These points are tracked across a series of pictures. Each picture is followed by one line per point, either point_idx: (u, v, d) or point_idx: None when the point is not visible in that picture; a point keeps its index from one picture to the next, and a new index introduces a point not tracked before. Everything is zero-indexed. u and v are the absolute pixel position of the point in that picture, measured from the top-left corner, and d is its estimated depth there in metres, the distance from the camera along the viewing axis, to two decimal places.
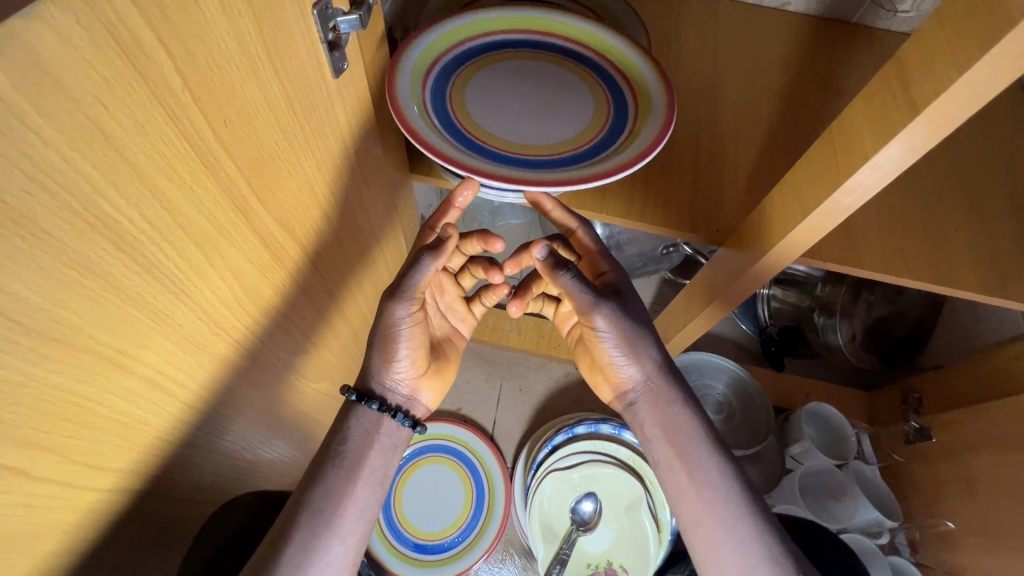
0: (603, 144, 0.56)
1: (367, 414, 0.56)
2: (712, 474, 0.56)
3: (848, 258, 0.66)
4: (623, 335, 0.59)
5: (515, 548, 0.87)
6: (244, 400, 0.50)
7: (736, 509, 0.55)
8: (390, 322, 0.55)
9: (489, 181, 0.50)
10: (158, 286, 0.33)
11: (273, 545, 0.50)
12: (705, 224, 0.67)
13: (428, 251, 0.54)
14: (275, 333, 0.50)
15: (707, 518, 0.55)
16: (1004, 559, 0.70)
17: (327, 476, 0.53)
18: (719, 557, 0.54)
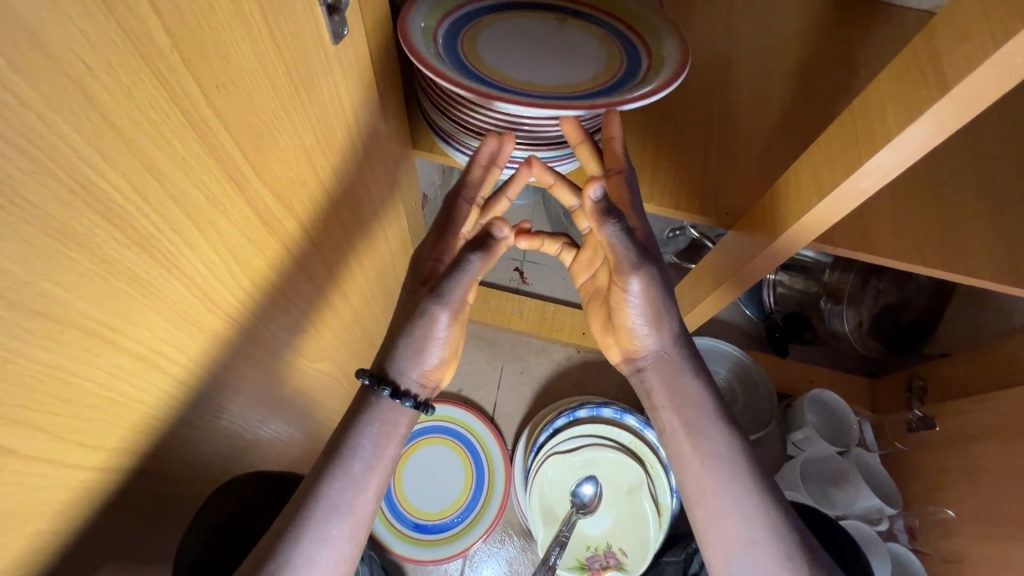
0: (625, 79, 0.57)
1: (386, 402, 0.55)
2: (726, 449, 0.56)
3: (859, 244, 0.64)
4: (652, 301, 0.57)
5: (515, 529, 0.87)
6: (242, 380, 0.49)
7: (744, 482, 0.54)
8: (432, 325, 0.55)
9: (547, 111, 0.50)
10: (149, 261, 0.32)
11: (279, 531, 0.49)
12: (715, 206, 0.65)
13: (475, 252, 0.51)
14: (274, 313, 0.49)
15: (712, 489, 0.54)
16: (999, 547, 0.70)
17: (337, 470, 0.52)
18: (721, 526, 0.53)
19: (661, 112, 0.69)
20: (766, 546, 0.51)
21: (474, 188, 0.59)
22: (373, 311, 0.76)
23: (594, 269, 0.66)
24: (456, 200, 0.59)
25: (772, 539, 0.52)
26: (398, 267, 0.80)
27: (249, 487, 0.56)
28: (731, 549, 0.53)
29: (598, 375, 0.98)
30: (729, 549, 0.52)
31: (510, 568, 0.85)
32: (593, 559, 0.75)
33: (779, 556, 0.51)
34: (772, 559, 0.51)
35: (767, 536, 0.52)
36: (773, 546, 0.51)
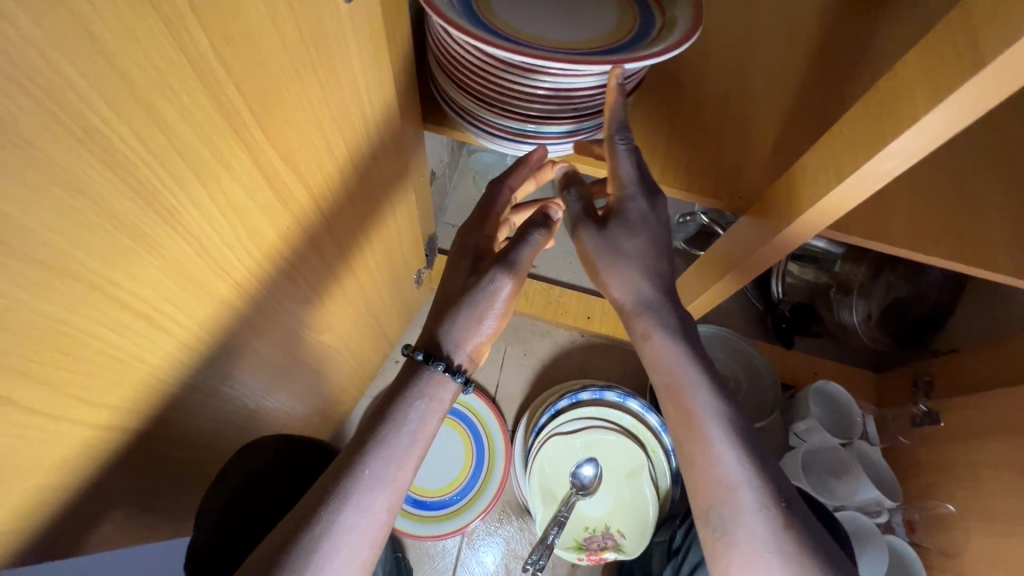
0: (637, 40, 0.56)
1: (437, 377, 0.53)
2: (715, 402, 0.54)
3: (874, 232, 0.63)
4: (608, 253, 0.58)
5: (513, 508, 0.88)
6: (247, 348, 0.49)
7: (739, 439, 0.52)
8: (491, 295, 0.55)
9: (560, 62, 0.49)
10: (154, 216, 0.31)
11: (320, 497, 0.47)
12: (728, 190, 0.65)
13: (539, 227, 0.56)
14: (280, 281, 0.48)
15: (692, 433, 0.53)
16: (997, 542, 0.70)
17: (385, 441, 0.50)
18: (699, 466, 0.52)
19: (677, 91, 0.68)
20: (754, 495, 0.50)
21: (523, 175, 0.61)
22: (380, 288, 0.76)
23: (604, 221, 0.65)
24: (504, 186, 0.61)
25: (750, 483, 0.50)
26: (406, 244, 0.79)
27: (266, 456, 0.59)
28: (713, 496, 0.51)
29: (602, 360, 0.97)
30: (705, 489, 0.51)
31: (506, 548, 0.85)
32: (592, 540, 0.75)
33: (763, 503, 0.50)
34: (749, 502, 0.50)
35: (758, 487, 0.50)
36: (764, 499, 0.50)
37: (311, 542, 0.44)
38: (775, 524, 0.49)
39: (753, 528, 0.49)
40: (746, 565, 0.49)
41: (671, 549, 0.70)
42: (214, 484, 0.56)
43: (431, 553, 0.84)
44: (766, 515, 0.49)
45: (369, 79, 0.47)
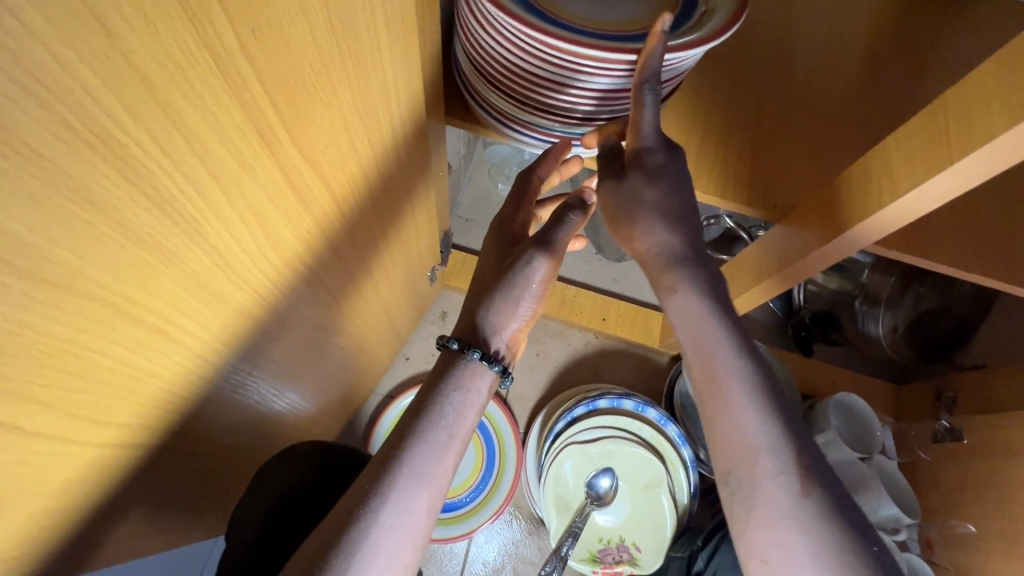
0: (681, 19, 0.53)
1: (472, 366, 0.51)
2: (741, 362, 0.49)
3: (914, 248, 0.61)
4: (631, 202, 0.53)
5: (523, 512, 0.88)
6: (260, 355, 0.47)
7: (767, 403, 0.48)
8: (527, 277, 0.52)
9: (584, 46, 0.45)
10: (171, 226, 0.28)
11: (361, 494, 0.44)
12: (764, 196, 0.61)
13: (576, 209, 0.54)
14: (296, 285, 0.46)
15: (721, 392, 0.49)
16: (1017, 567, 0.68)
17: (424, 435, 0.47)
18: (725, 428, 0.48)
19: (714, 91, 0.64)
20: (781, 458, 0.45)
21: (551, 163, 0.57)
22: (395, 287, 0.74)
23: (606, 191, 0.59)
24: (533, 176, 0.57)
25: (781, 447, 0.46)
26: (424, 243, 0.77)
27: (311, 458, 0.61)
28: (733, 459, 0.47)
29: (616, 364, 0.95)
30: (730, 451, 0.47)
31: (514, 551, 0.85)
32: (606, 553, 0.73)
33: (788, 469, 0.45)
34: (777, 467, 0.45)
35: (784, 453, 0.46)
36: (788, 465, 0.45)
37: (353, 545, 0.41)
38: (802, 493, 0.44)
39: (774, 494, 0.44)
40: (767, 535, 0.44)
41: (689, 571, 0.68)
42: (255, 484, 0.58)
43: (438, 556, 0.84)
44: (793, 481, 0.44)
45: (399, 74, 0.44)
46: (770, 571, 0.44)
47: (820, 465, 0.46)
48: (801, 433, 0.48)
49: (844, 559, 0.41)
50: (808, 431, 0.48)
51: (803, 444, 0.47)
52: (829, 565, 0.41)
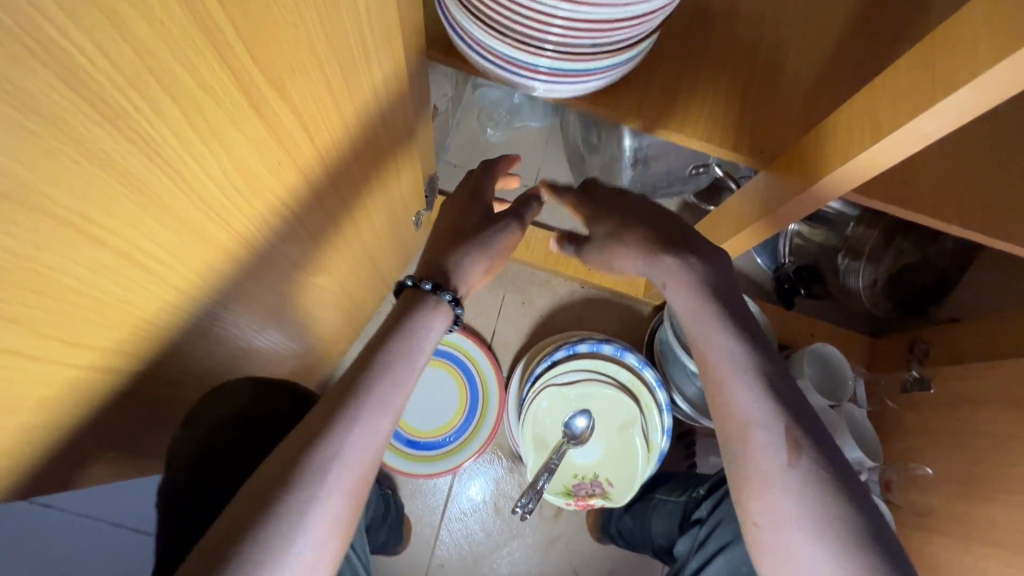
0: None
1: (433, 303, 0.51)
2: (736, 344, 0.51)
3: (897, 198, 0.61)
4: (634, 216, 0.59)
5: (504, 451, 0.92)
6: (239, 290, 0.47)
7: (765, 381, 0.49)
8: (499, 234, 0.57)
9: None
10: (130, 146, 0.28)
11: (321, 418, 0.45)
12: (749, 142, 0.61)
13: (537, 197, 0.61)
14: (272, 221, 0.45)
15: (719, 372, 0.50)
16: (969, 504, 0.73)
17: (385, 366, 0.48)
18: (725, 406, 0.50)
19: (706, 30, 0.62)
20: (773, 431, 0.47)
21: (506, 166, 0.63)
22: (378, 232, 0.74)
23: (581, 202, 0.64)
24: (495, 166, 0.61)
25: (775, 422, 0.47)
26: (408, 187, 0.76)
27: (245, 392, 0.60)
28: (730, 434, 0.49)
29: (601, 313, 0.97)
30: (727, 426, 0.49)
31: (496, 487, 0.91)
32: (580, 487, 0.77)
33: (782, 442, 0.47)
34: (771, 440, 0.47)
35: (783, 428, 0.47)
36: (784, 440, 0.47)
37: (313, 466, 0.43)
38: (791, 462, 0.46)
39: (771, 469, 0.46)
40: (760, 506, 0.46)
41: (688, 515, 0.65)
42: (184, 425, 0.56)
43: (423, 489, 0.90)
44: (783, 452, 0.46)
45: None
46: (764, 535, 0.46)
47: (822, 439, 0.48)
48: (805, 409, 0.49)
49: (830, 521, 0.44)
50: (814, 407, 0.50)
51: (804, 421, 0.48)
52: (816, 531, 0.44)
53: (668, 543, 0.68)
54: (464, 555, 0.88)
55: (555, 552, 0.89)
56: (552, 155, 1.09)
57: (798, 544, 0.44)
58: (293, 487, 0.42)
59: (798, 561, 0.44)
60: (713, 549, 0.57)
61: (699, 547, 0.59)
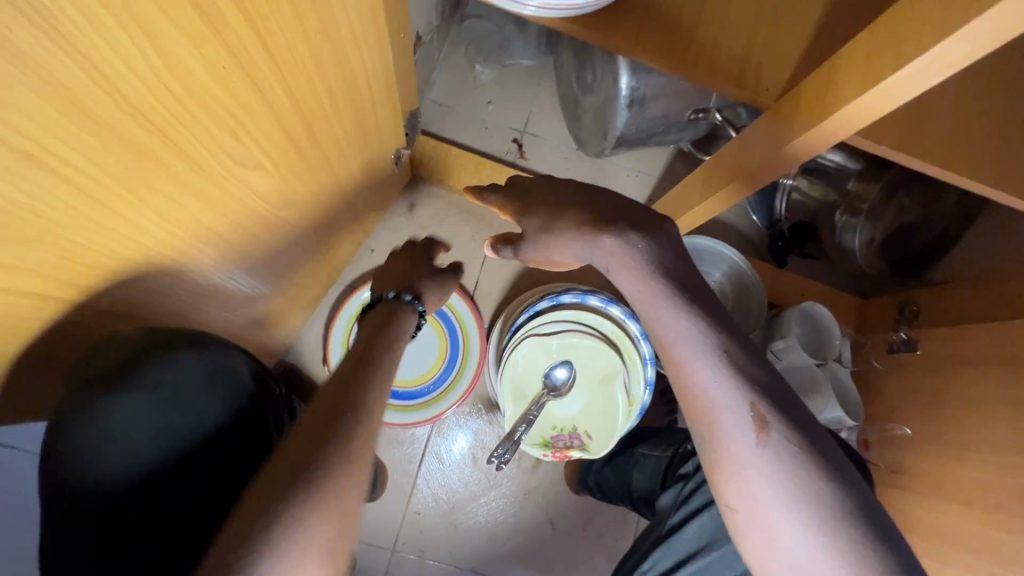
0: None
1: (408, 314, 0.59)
2: (694, 324, 0.46)
3: (908, 144, 0.57)
4: (590, 199, 0.54)
5: (484, 403, 0.90)
6: (178, 210, 0.42)
7: (727, 360, 0.45)
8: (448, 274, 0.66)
9: None
10: (19, 16, 0.23)
11: (319, 438, 0.42)
12: (753, 79, 0.56)
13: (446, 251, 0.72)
14: (219, 137, 0.41)
15: (674, 356, 0.46)
16: (946, 463, 0.73)
17: (371, 375, 0.48)
18: (686, 391, 0.46)
19: None
20: (736, 411, 0.44)
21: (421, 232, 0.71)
22: (353, 169, 0.68)
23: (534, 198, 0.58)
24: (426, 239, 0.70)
25: (734, 402, 0.44)
26: (387, 123, 0.70)
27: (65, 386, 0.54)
28: (696, 419, 0.46)
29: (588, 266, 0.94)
30: (692, 412, 0.46)
31: (476, 438, 0.90)
32: (558, 439, 0.76)
33: (747, 420, 0.44)
34: (734, 421, 0.44)
35: (753, 406, 0.44)
36: (757, 419, 0.44)
37: (317, 487, 0.40)
38: (759, 440, 0.43)
39: (744, 452, 0.44)
40: (734, 490, 0.44)
41: (674, 472, 0.64)
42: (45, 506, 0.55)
43: (402, 439, 0.89)
44: (751, 432, 0.44)
45: None
46: (743, 518, 0.44)
47: (791, 405, 0.45)
48: (771, 379, 0.46)
49: (806, 494, 0.42)
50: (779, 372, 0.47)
51: (772, 392, 0.45)
52: (794, 508, 0.42)
53: (649, 497, 0.68)
54: (442, 504, 0.88)
55: (532, 502, 0.89)
56: (544, 96, 1.02)
57: (780, 525, 0.42)
58: (291, 507, 0.39)
59: (779, 541, 0.43)
60: (697, 505, 0.58)
61: (682, 503, 0.60)
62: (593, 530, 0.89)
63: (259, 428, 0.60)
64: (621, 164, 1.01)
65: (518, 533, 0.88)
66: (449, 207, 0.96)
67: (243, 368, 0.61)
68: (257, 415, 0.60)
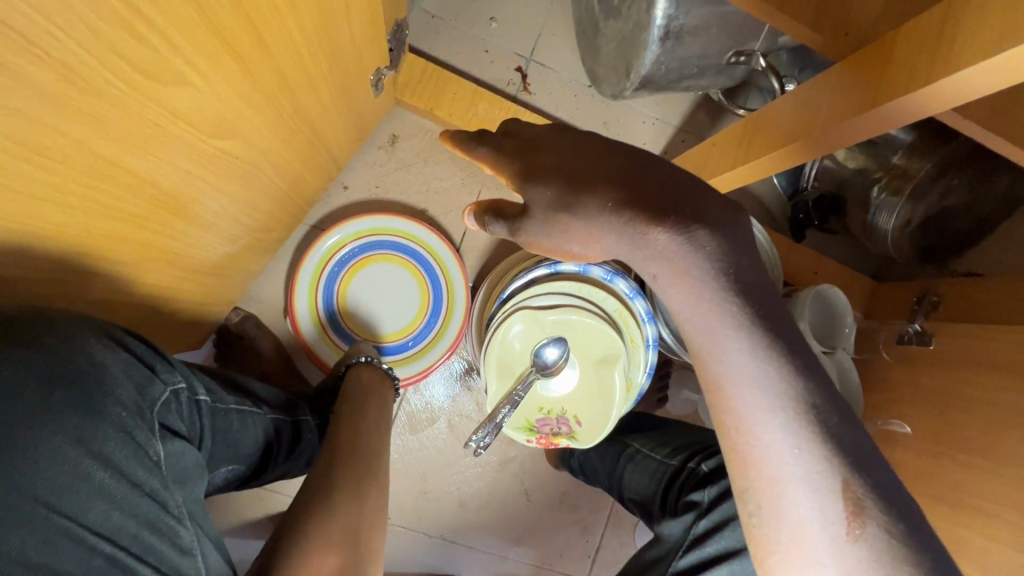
0: None
1: None
2: (763, 360, 0.41)
3: (998, 122, 0.46)
4: (641, 186, 0.42)
5: (464, 368, 0.84)
6: (35, 125, 0.30)
7: (804, 409, 0.40)
8: None
9: None
10: None
11: None
12: (833, 21, 0.45)
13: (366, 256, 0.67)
14: (104, 36, 0.29)
15: (744, 408, 0.41)
16: (933, 463, 0.69)
17: None
18: (750, 449, 0.41)
19: None
20: (809, 479, 0.40)
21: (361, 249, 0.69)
22: (319, 89, 0.55)
23: (533, 165, 0.44)
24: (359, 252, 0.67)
25: (808, 467, 0.40)
26: (367, 37, 0.57)
27: None
28: (756, 480, 0.41)
29: None
30: (753, 472, 0.41)
31: (452, 404, 0.83)
32: (545, 423, 0.69)
33: (820, 489, 0.39)
34: (803, 488, 0.40)
35: (814, 452, 0.40)
36: (823, 471, 0.39)
37: None
38: (833, 513, 0.39)
39: (795, 499, 0.40)
40: (792, 563, 0.40)
41: (682, 490, 0.58)
42: None
43: None
44: (825, 502, 0.39)
45: None
46: None
47: (861, 451, 0.40)
48: (842, 419, 0.41)
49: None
50: (852, 409, 0.42)
51: (838, 436, 0.40)
52: None
53: (643, 501, 0.63)
54: (412, 471, 0.83)
55: (508, 473, 0.85)
56: (557, 18, 0.87)
57: None
58: None
59: None
60: (713, 552, 0.52)
61: (694, 545, 0.53)
62: (568, 503, 0.86)
63: (146, 433, 0.45)
64: (637, 107, 0.88)
65: (490, 503, 0.85)
66: (437, 143, 0.84)
67: (103, 352, 0.46)
68: (141, 419, 0.46)
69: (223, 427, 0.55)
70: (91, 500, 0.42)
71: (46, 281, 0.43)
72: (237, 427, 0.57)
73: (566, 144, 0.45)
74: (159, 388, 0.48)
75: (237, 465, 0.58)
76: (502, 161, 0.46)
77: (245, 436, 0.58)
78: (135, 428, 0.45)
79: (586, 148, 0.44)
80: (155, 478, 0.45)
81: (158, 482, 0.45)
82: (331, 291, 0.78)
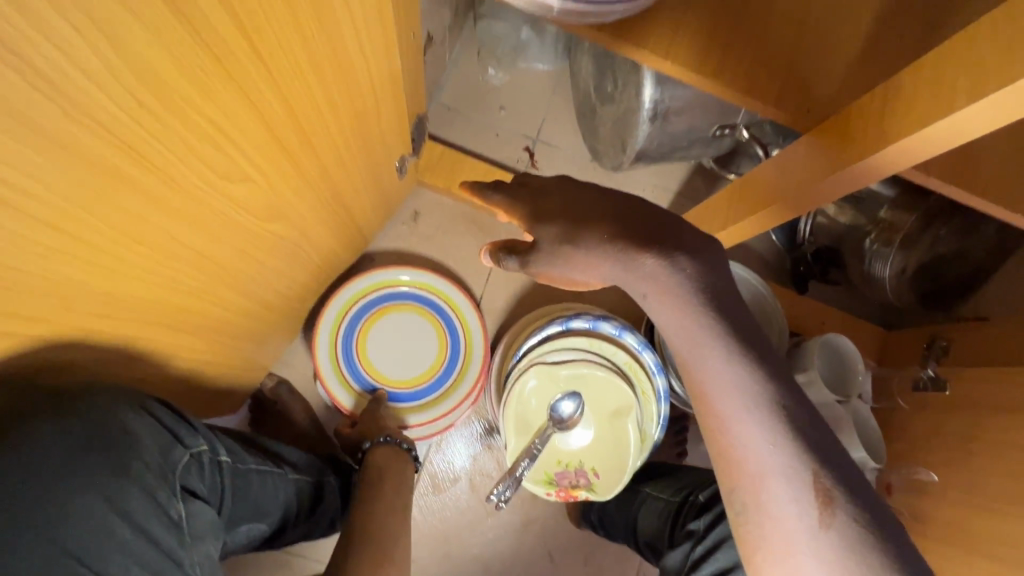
0: None
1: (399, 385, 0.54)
2: (743, 367, 0.44)
3: (958, 180, 0.52)
4: (627, 219, 0.48)
5: (484, 427, 0.86)
6: (138, 222, 0.38)
7: (781, 412, 0.43)
8: None
9: None
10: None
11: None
12: (796, 99, 0.51)
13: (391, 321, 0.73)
14: (196, 152, 0.37)
15: (726, 411, 0.44)
16: (958, 511, 0.68)
17: None
18: (733, 450, 0.44)
19: None
20: (788, 477, 0.42)
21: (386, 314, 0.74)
22: (353, 178, 0.64)
23: (540, 205, 0.50)
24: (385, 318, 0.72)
25: (787, 466, 0.42)
26: (393, 134, 0.66)
27: None
28: (740, 480, 0.44)
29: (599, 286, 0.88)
30: (738, 472, 0.44)
31: (473, 463, 0.85)
32: (563, 476, 0.71)
33: (799, 487, 0.42)
34: (784, 486, 0.42)
35: (791, 450, 0.42)
36: (801, 470, 0.42)
37: None
38: (812, 511, 0.41)
39: (774, 495, 0.42)
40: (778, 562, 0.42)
41: (682, 523, 0.59)
42: None
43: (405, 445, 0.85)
44: (804, 500, 0.41)
45: None
46: None
47: (832, 451, 0.43)
48: (816, 423, 0.44)
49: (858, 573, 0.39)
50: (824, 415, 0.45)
51: (813, 438, 0.43)
52: None
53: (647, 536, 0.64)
54: (436, 533, 0.84)
55: (530, 534, 0.84)
56: (558, 104, 0.97)
57: None
58: None
59: None
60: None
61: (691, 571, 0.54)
62: (594, 565, 0.85)
63: (166, 494, 0.49)
64: (636, 177, 0.96)
65: (514, 567, 0.84)
66: (455, 217, 0.92)
67: (134, 419, 0.50)
68: (164, 481, 0.50)
69: (244, 489, 0.59)
70: (112, 555, 0.45)
71: (118, 351, 0.49)
72: (257, 486, 0.60)
73: (570, 187, 0.51)
74: (180, 452, 0.53)
75: (259, 524, 0.61)
76: (515, 205, 0.52)
77: (268, 496, 0.61)
78: (157, 488, 0.49)
79: (586, 191, 0.50)
80: (173, 536, 0.48)
81: (174, 541, 0.48)
82: (353, 342, 0.82)
